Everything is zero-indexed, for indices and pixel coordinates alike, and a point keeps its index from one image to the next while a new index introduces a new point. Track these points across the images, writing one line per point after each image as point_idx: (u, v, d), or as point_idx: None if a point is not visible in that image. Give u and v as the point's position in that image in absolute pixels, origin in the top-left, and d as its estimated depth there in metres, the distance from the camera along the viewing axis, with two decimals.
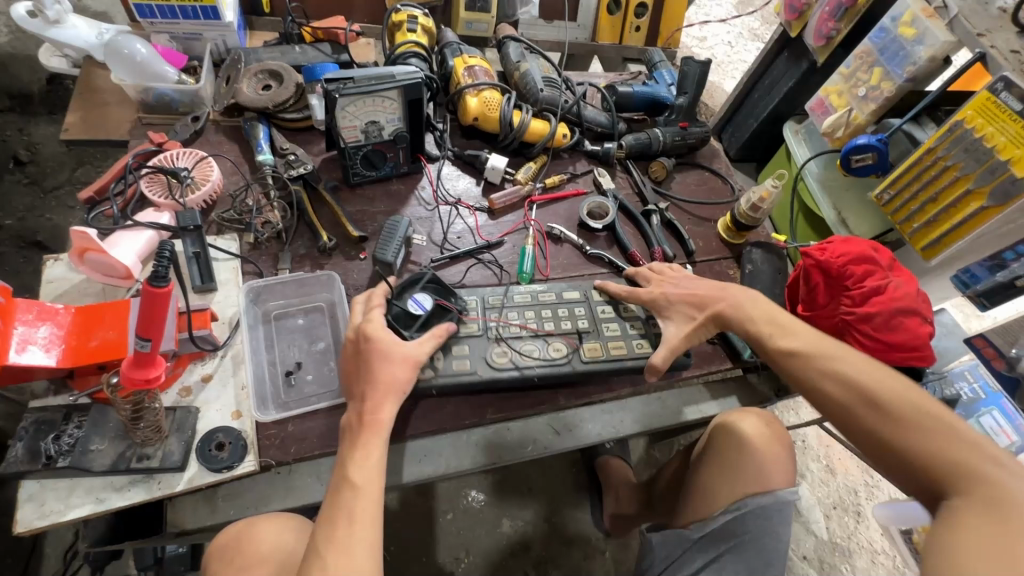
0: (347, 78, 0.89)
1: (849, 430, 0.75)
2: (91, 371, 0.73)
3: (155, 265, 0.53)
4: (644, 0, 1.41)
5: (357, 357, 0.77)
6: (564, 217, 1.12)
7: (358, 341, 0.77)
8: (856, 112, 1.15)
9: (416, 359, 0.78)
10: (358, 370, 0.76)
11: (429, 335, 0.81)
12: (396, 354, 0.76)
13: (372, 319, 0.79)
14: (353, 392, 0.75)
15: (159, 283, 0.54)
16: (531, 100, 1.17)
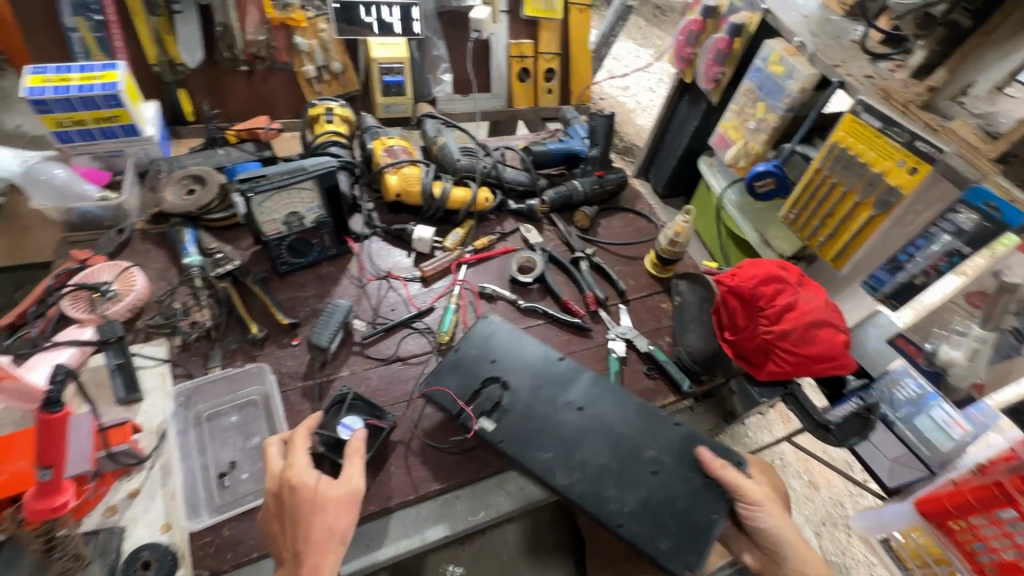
0: (260, 177, 0.94)
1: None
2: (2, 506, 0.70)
3: (48, 389, 0.55)
4: (551, 66, 1.53)
5: (280, 511, 0.71)
6: (497, 275, 1.16)
7: (281, 490, 0.71)
8: (751, 143, 1.25)
9: (352, 499, 0.71)
10: (282, 525, 0.70)
11: (353, 461, 0.75)
12: (321, 495, 0.69)
13: (293, 463, 0.72)
14: (286, 550, 0.69)
15: (53, 408, 0.56)
16: (451, 170, 1.23)
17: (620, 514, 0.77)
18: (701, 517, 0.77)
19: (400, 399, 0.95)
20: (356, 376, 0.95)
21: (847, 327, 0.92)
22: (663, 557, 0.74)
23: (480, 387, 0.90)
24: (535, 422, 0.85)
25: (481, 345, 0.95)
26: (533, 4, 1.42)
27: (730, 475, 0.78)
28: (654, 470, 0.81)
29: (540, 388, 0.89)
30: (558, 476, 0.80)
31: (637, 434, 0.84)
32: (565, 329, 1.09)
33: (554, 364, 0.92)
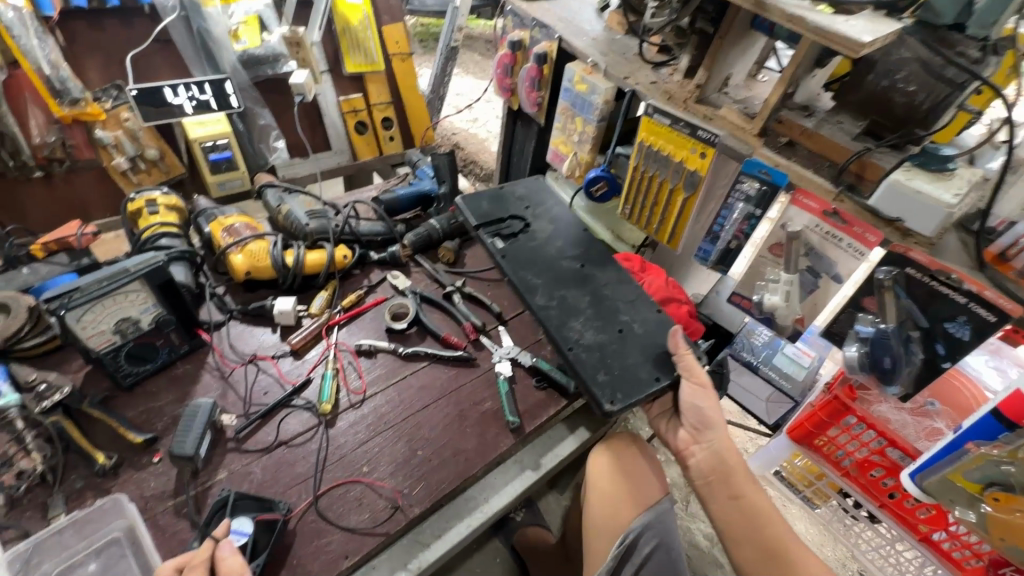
0: (72, 290, 0.84)
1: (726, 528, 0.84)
2: None
3: None
4: (387, 115, 1.58)
5: None
6: (372, 328, 1.15)
7: None
8: (580, 153, 1.38)
9: None
10: None
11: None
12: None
13: None
14: None
15: None
16: (301, 236, 1.21)
17: (577, 342, 0.98)
18: (645, 375, 0.94)
19: (290, 485, 0.89)
20: (236, 475, 0.88)
21: (689, 297, 1.08)
22: (594, 383, 0.92)
23: (502, 224, 1.19)
24: (534, 257, 1.13)
25: (523, 199, 1.26)
26: (352, 59, 1.44)
27: (686, 354, 0.92)
28: (622, 329, 1.01)
29: (554, 242, 1.17)
30: (539, 298, 1.06)
31: (620, 302, 1.06)
32: (450, 364, 1.11)
33: (573, 232, 1.20)
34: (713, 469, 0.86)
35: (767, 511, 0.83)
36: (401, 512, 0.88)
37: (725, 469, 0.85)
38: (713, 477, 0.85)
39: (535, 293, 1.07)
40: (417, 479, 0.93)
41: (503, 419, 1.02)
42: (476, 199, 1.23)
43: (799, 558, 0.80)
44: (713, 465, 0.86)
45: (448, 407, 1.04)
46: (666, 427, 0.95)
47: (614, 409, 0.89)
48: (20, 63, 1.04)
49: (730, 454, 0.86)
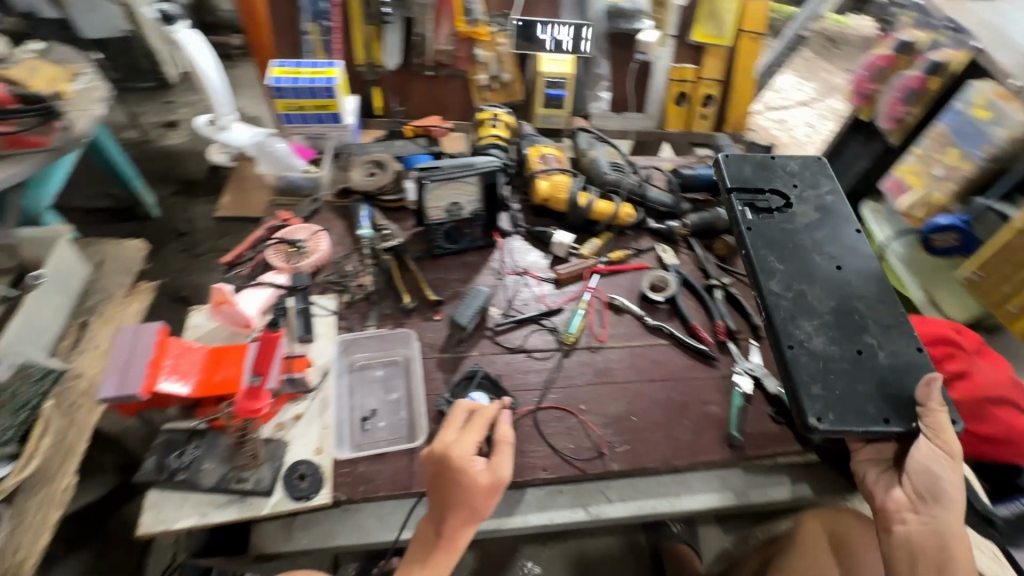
0: (435, 167, 1.06)
1: None
2: (212, 402, 0.87)
3: None
4: (711, 92, 1.53)
5: (435, 477, 0.73)
6: (626, 289, 1.18)
7: (440, 458, 0.73)
8: (935, 192, 1.13)
9: (497, 486, 0.72)
10: (436, 487, 0.73)
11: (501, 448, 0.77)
12: (474, 481, 0.71)
13: (460, 440, 0.74)
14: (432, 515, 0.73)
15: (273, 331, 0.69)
16: (598, 183, 1.29)
17: (797, 343, 0.88)
18: (872, 411, 0.81)
19: (520, 387, 1.00)
20: (485, 358, 1.03)
21: None
22: (806, 395, 0.83)
23: (758, 195, 1.07)
24: (779, 236, 1.01)
25: (795, 174, 1.12)
26: (702, 29, 1.43)
27: (937, 411, 0.77)
28: (861, 351, 0.87)
29: (814, 232, 1.02)
30: (775, 283, 0.95)
31: (871, 323, 0.91)
32: (689, 354, 1.08)
33: (841, 224, 1.04)
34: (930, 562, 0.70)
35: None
36: (601, 460, 0.93)
37: (947, 554, 0.70)
38: (923, 552, 0.71)
39: (771, 277, 0.96)
40: (624, 441, 0.95)
41: (727, 432, 0.97)
42: (738, 162, 1.11)
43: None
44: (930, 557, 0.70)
45: (673, 392, 1.02)
46: (877, 485, 0.80)
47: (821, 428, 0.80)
48: None
49: (957, 545, 0.71)
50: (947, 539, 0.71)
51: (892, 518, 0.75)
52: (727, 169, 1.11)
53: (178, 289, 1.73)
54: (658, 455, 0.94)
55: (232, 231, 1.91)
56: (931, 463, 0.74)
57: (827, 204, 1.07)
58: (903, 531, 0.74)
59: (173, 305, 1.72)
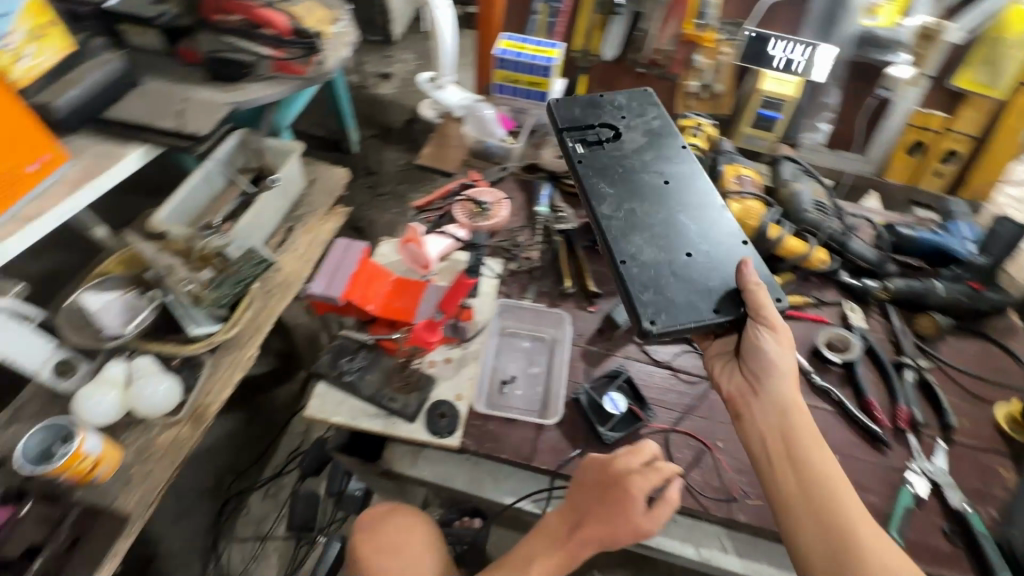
0: (634, 163, 1.05)
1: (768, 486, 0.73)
2: (386, 324, 0.98)
3: None
4: (954, 149, 1.33)
5: (596, 488, 0.72)
6: (797, 337, 1.08)
7: (611, 475, 0.71)
8: None
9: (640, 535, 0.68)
10: (589, 496, 0.72)
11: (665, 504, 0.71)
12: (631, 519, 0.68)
13: (637, 476, 0.70)
14: (568, 517, 0.72)
15: None
16: (794, 219, 1.18)
17: (631, 254, 0.89)
18: (704, 307, 0.84)
19: (659, 403, 0.97)
20: (628, 362, 1.01)
21: None
22: (638, 302, 0.84)
23: (589, 127, 1.07)
24: (621, 186, 0.99)
25: (625, 101, 1.13)
26: (970, 75, 1.23)
27: (757, 291, 0.82)
28: (688, 253, 0.90)
29: (639, 152, 1.04)
30: (605, 207, 0.96)
31: (695, 239, 0.92)
32: (855, 429, 0.96)
33: (666, 146, 1.06)
34: (775, 420, 0.76)
35: (859, 514, 0.68)
36: (727, 505, 0.87)
37: (803, 449, 0.72)
38: (787, 436, 0.74)
39: (602, 201, 0.97)
40: (758, 496, 0.88)
41: (884, 530, 0.86)
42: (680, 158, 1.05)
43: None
44: (777, 420, 0.76)
45: None
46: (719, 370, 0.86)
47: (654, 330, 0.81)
48: None
49: (801, 421, 0.75)
50: (783, 412, 0.76)
51: (738, 403, 0.81)
52: (557, 114, 1.12)
53: (357, 219, 1.95)
54: None
55: (411, 180, 2.10)
56: (762, 352, 0.79)
57: (694, 157, 1.04)
58: (751, 412, 0.79)
59: (351, 232, 1.94)
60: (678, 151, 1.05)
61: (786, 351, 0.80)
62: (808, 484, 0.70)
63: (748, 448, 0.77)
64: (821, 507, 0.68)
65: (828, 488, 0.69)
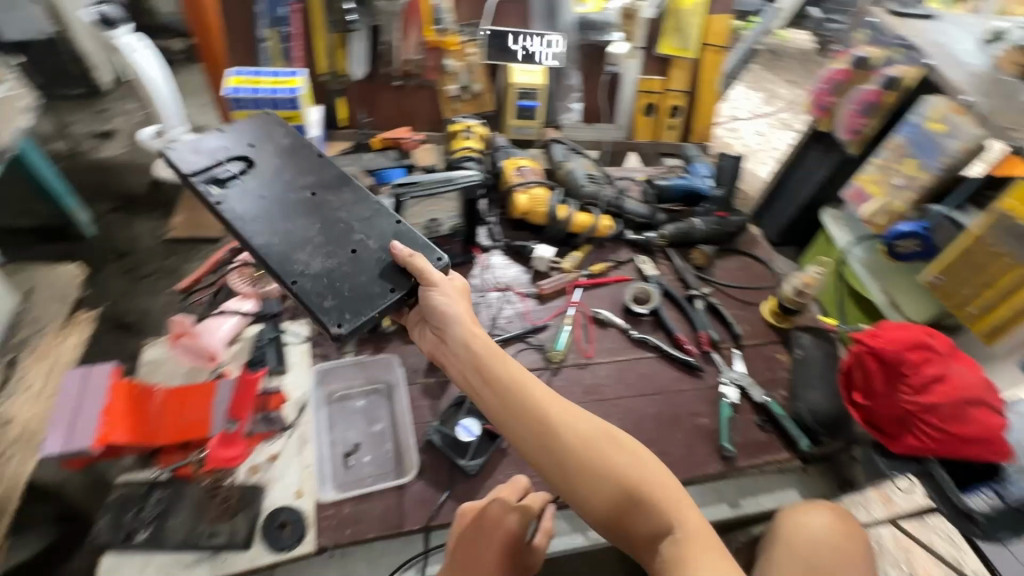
0: (413, 183, 1.01)
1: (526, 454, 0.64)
2: (175, 449, 0.81)
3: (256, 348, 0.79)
4: (679, 104, 1.55)
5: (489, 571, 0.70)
6: (609, 301, 1.17)
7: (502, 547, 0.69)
8: (895, 200, 1.20)
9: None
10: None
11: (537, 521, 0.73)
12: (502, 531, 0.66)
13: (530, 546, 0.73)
14: None
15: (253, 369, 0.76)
16: (575, 195, 1.27)
17: (299, 273, 0.82)
18: (376, 291, 0.81)
19: None
20: None
21: (1005, 409, 0.84)
22: (319, 309, 0.78)
23: (216, 164, 0.94)
24: (259, 201, 0.90)
25: (247, 132, 1.02)
26: (669, 42, 1.45)
27: (413, 260, 0.80)
28: (354, 249, 0.86)
29: (279, 172, 0.96)
30: (256, 235, 0.86)
31: (352, 222, 0.90)
32: (675, 366, 1.08)
33: (304, 154, 0.99)
34: (482, 384, 0.68)
35: (568, 431, 0.63)
36: None
37: (483, 376, 0.68)
38: (469, 367, 0.69)
39: (251, 219, 0.87)
40: None
41: (718, 442, 0.97)
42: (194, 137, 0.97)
43: (643, 513, 0.58)
44: (480, 375, 0.68)
45: (664, 407, 1.02)
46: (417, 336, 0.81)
47: (342, 333, 0.76)
48: None
49: (502, 366, 0.68)
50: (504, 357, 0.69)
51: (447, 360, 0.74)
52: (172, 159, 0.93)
53: (121, 315, 1.58)
54: None
55: (180, 250, 1.77)
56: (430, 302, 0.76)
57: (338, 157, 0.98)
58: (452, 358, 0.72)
59: (116, 332, 1.56)
60: (319, 162, 0.98)
61: (459, 298, 0.77)
62: (530, 417, 0.64)
63: (481, 406, 0.68)
64: (556, 448, 0.62)
65: (559, 420, 0.64)
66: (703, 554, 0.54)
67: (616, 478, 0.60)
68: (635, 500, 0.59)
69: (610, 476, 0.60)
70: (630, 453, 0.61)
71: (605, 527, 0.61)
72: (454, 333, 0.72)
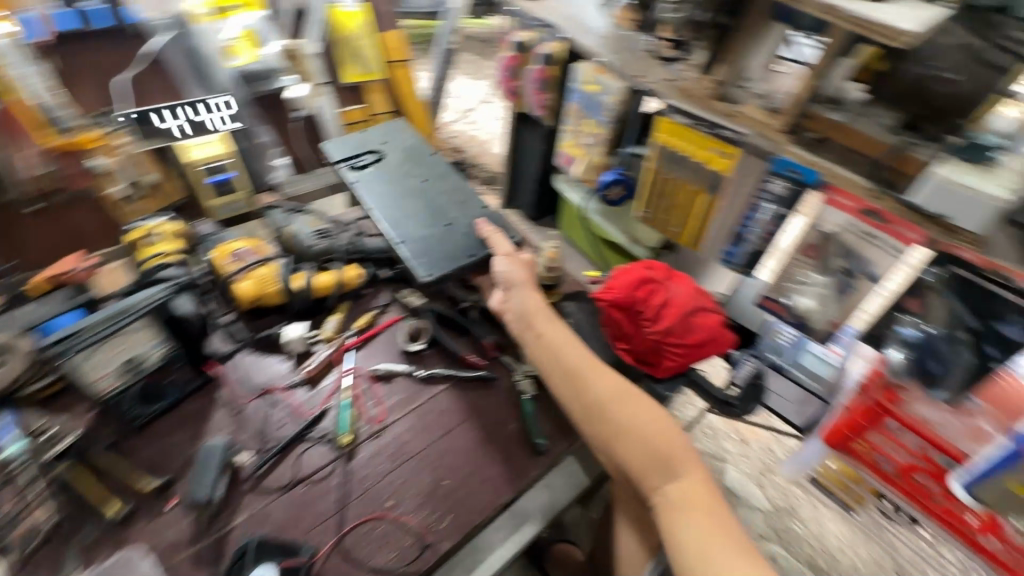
0: (78, 332, 0.80)
1: (568, 405, 0.91)
2: None
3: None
4: (389, 124, 1.53)
5: None
6: (386, 349, 1.11)
7: None
8: (592, 156, 1.36)
9: None
10: None
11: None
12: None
13: None
14: None
15: None
16: (309, 257, 1.16)
17: (401, 239, 1.13)
18: (461, 257, 1.11)
19: (314, 523, 0.85)
20: (256, 517, 0.84)
21: (719, 305, 0.99)
22: (409, 260, 1.09)
23: (357, 155, 1.30)
24: (385, 185, 1.24)
25: (379, 134, 1.39)
26: (351, 70, 1.43)
27: (494, 237, 1.11)
28: (448, 224, 1.17)
29: (401, 168, 1.30)
30: (375, 208, 1.19)
31: (452, 206, 1.22)
32: (472, 385, 1.06)
33: (421, 158, 1.32)
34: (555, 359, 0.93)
35: (639, 416, 0.86)
36: (429, 547, 0.84)
37: (552, 356, 0.93)
38: (527, 320, 0.98)
39: (375, 203, 1.20)
40: (446, 511, 0.89)
41: (531, 441, 0.98)
42: (334, 147, 1.30)
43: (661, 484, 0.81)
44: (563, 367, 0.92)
45: (473, 431, 1.00)
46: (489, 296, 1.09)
47: (429, 278, 1.06)
48: (8, 92, 1.00)
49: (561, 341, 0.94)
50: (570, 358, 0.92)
51: (539, 341, 0.96)
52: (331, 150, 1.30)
53: None
54: (482, 505, 0.90)
55: None
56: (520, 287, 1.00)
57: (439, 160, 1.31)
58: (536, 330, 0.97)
59: None
60: (426, 162, 1.32)
61: (518, 267, 1.05)
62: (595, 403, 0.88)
63: (555, 388, 0.92)
64: (596, 400, 0.88)
65: (598, 396, 0.88)
66: (687, 512, 0.77)
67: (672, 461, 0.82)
68: (620, 440, 0.85)
69: (660, 467, 0.83)
70: (623, 406, 0.87)
71: (609, 457, 0.87)
72: (518, 302, 0.99)
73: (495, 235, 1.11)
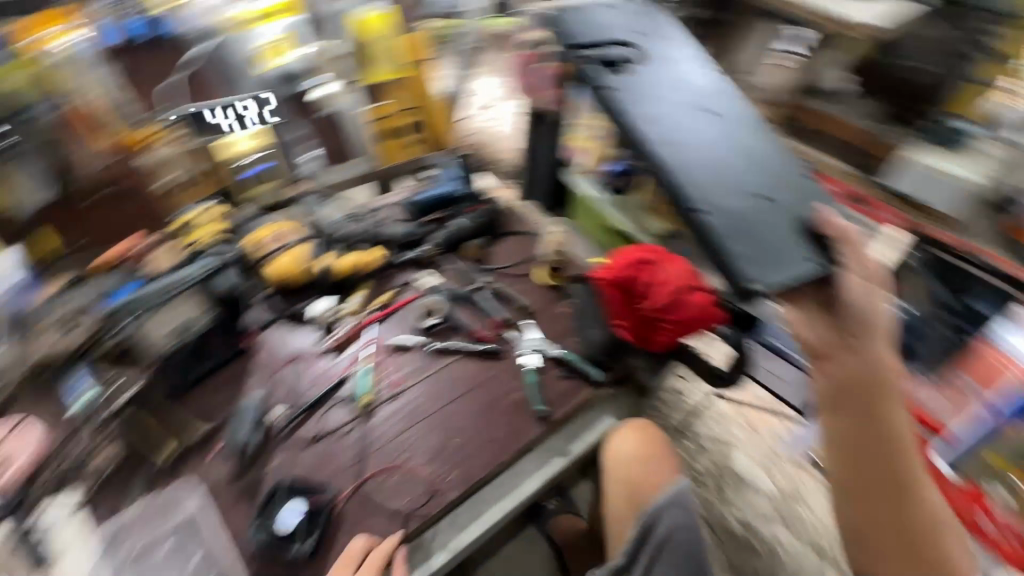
0: (136, 301, 0.97)
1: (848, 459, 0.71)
2: None
3: None
4: None
5: None
6: (405, 324, 1.21)
7: None
8: (601, 147, 1.41)
9: None
10: None
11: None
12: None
13: None
14: None
15: None
16: (337, 240, 1.28)
17: (706, 204, 1.01)
18: (792, 256, 0.93)
19: (335, 470, 0.96)
20: (286, 462, 0.96)
21: (709, 286, 1.04)
22: (731, 257, 0.96)
23: (609, 49, 1.25)
24: (678, 104, 1.16)
25: (647, 26, 1.32)
26: None
27: (854, 246, 0.86)
28: (771, 197, 1.03)
29: (695, 67, 1.24)
30: (680, 152, 1.08)
31: (746, 173, 1.06)
32: (482, 357, 1.15)
33: (703, 100, 1.17)
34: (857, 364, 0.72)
35: (929, 492, 0.70)
36: (436, 495, 0.95)
37: (877, 387, 0.70)
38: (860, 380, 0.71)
39: (676, 172, 1.06)
40: (452, 465, 0.99)
41: (531, 408, 1.07)
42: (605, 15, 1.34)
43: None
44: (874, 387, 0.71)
45: (480, 398, 1.09)
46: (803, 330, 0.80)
47: (757, 287, 0.91)
48: (83, 98, 1.20)
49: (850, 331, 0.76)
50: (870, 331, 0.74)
51: (827, 358, 0.74)
52: (584, 29, 1.30)
53: None
54: (485, 462, 1.00)
55: None
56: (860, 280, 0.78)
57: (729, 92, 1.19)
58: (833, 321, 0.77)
59: None
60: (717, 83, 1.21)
61: (879, 317, 0.74)
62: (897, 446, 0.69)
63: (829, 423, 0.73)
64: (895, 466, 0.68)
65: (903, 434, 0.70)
66: None
67: (950, 554, 0.67)
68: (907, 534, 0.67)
69: (648, 453, 1.04)
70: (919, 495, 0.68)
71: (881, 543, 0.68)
72: (874, 326, 0.73)
73: (838, 228, 0.91)
